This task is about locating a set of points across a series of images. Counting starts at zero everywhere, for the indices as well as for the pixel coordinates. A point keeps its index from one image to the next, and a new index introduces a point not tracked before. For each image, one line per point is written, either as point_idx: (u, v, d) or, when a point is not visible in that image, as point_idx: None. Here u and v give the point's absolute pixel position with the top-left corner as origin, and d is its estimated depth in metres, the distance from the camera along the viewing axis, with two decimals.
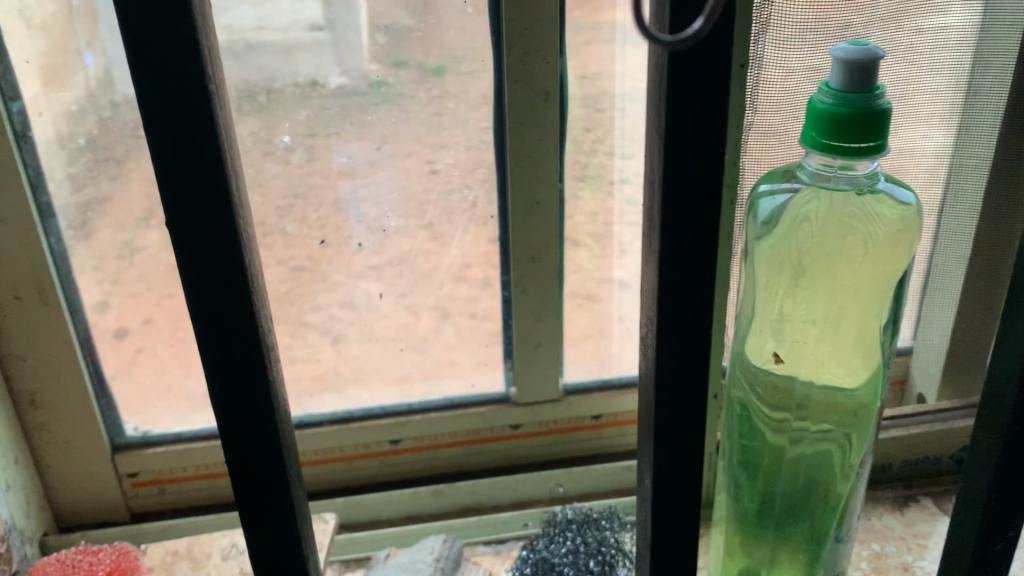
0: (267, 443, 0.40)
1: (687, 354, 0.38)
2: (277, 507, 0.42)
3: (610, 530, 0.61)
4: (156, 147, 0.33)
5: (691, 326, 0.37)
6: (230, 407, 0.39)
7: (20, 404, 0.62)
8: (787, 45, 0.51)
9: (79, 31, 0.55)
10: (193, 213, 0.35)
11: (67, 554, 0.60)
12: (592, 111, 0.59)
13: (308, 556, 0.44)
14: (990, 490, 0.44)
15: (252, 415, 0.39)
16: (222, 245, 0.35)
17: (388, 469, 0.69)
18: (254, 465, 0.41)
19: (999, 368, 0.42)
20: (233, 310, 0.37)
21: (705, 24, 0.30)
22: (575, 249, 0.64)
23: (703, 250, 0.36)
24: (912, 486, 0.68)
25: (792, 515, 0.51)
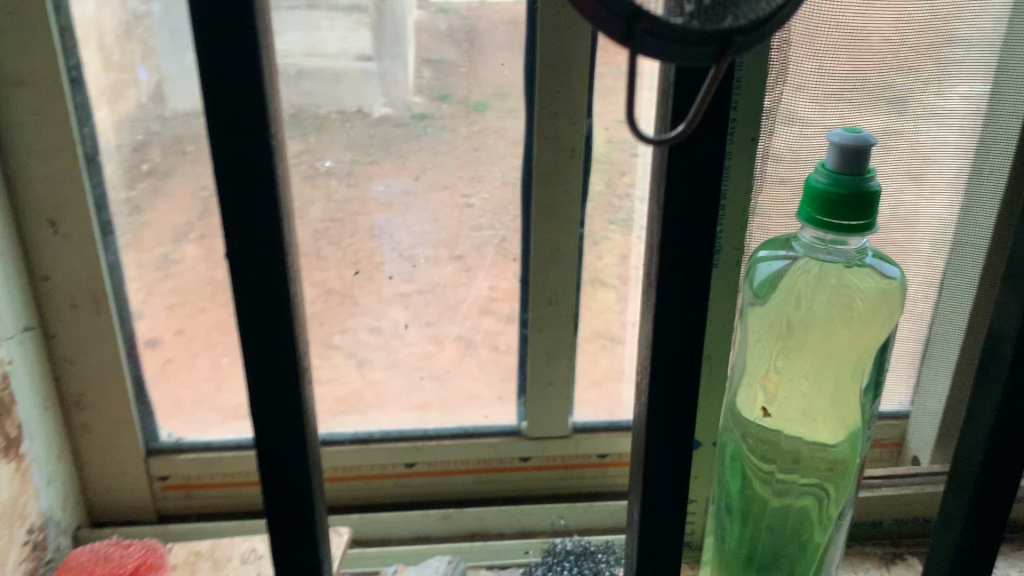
0: (296, 446, 0.44)
1: (675, 400, 0.42)
2: (299, 507, 0.46)
3: (606, 563, 0.64)
4: (224, 183, 0.38)
5: (681, 380, 0.41)
6: (265, 410, 0.43)
7: (65, 403, 0.67)
8: (802, 107, 0.55)
9: (135, 51, 0.60)
10: (248, 243, 0.39)
11: (99, 545, 0.65)
12: (629, 155, 0.63)
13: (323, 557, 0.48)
14: (957, 546, 0.48)
15: (284, 418, 0.44)
16: (272, 278, 0.40)
17: (401, 491, 0.73)
18: (281, 469, 0.45)
19: (967, 434, 0.47)
20: (276, 327, 0.41)
21: (685, 129, 0.33)
22: (603, 290, 0.68)
23: (695, 311, 0.40)
24: (900, 544, 0.71)
25: (774, 561, 0.54)
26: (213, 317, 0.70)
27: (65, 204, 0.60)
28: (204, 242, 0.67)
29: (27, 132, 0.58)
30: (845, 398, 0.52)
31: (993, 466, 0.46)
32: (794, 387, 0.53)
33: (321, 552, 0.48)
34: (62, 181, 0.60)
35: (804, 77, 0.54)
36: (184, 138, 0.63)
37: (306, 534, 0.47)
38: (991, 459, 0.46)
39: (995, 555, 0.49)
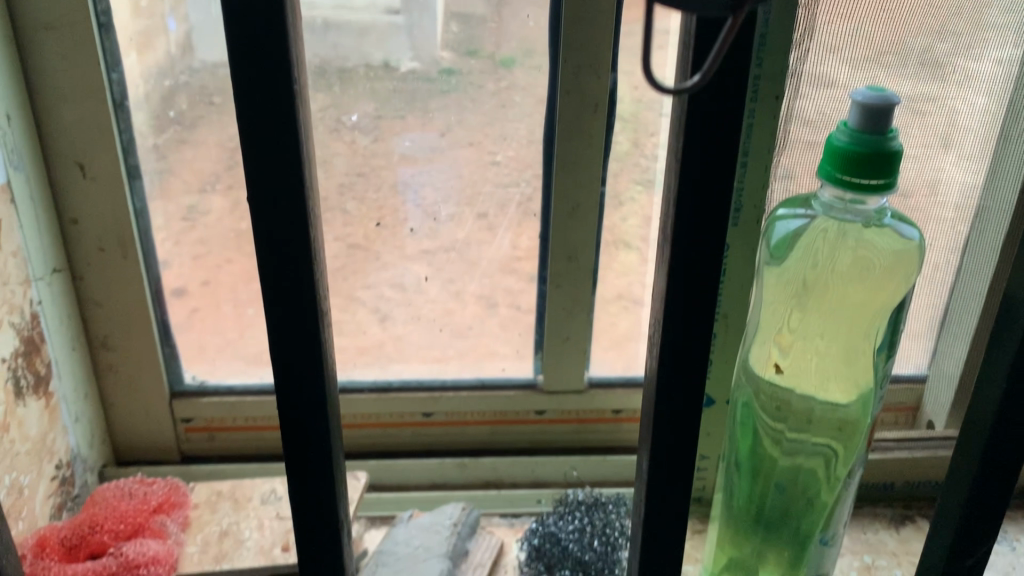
0: (315, 383, 0.45)
1: (686, 354, 0.42)
2: (316, 444, 0.47)
3: (616, 514, 0.65)
4: (247, 128, 0.38)
5: (694, 337, 0.42)
6: (285, 348, 0.44)
7: (93, 344, 0.69)
8: (832, 71, 0.55)
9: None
10: (270, 188, 0.40)
11: (125, 483, 0.66)
12: (656, 116, 0.63)
13: (339, 495, 0.49)
14: (961, 508, 0.49)
15: (304, 356, 0.44)
16: (294, 229, 0.40)
17: (419, 440, 0.74)
18: (300, 405, 0.46)
19: (978, 401, 0.47)
20: (297, 271, 0.42)
21: (701, 79, 0.33)
22: (626, 251, 0.68)
23: (709, 270, 0.40)
24: (910, 506, 0.72)
25: (782, 518, 0.56)
26: (239, 268, 0.71)
27: (93, 149, 0.61)
28: (230, 193, 0.68)
29: (57, 75, 0.59)
30: (859, 361, 0.52)
31: (1001, 433, 0.47)
32: (807, 349, 0.52)
33: (337, 491, 0.49)
34: (91, 126, 0.61)
35: (833, 37, 0.54)
36: (216, 87, 0.63)
37: (323, 471, 0.48)
38: (1000, 423, 0.46)
39: (1000, 518, 0.49)
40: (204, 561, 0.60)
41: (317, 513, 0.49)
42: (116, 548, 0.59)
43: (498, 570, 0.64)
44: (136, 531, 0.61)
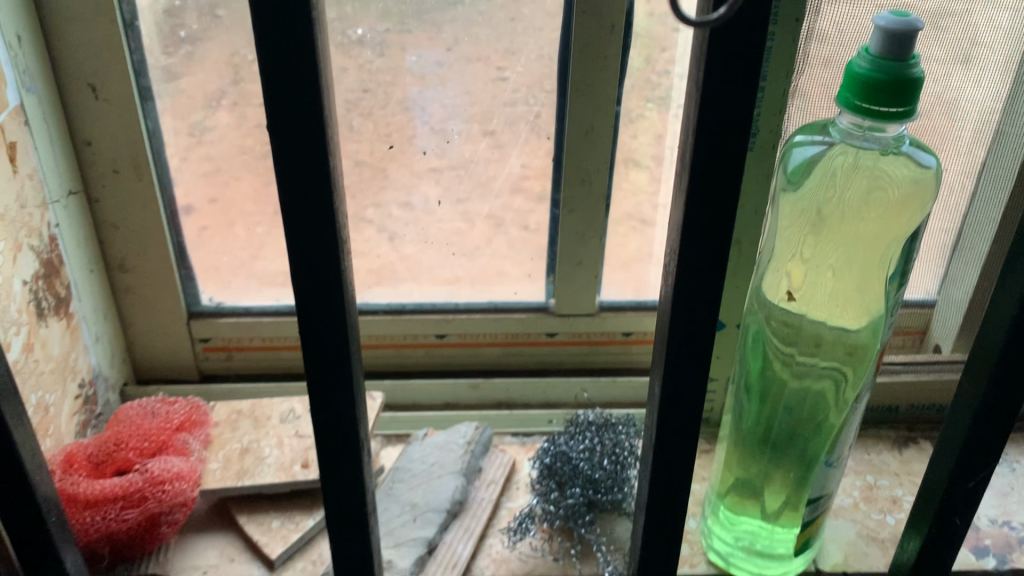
0: (334, 314, 0.44)
1: (700, 283, 0.43)
2: (336, 373, 0.46)
3: (626, 434, 0.64)
4: (267, 66, 0.36)
5: (710, 265, 0.42)
6: (303, 279, 0.42)
7: (110, 265, 0.69)
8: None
9: None
10: (291, 129, 0.38)
11: (146, 402, 0.65)
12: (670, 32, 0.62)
13: (361, 422, 0.48)
14: (967, 432, 0.51)
15: (322, 287, 0.43)
16: (316, 164, 0.39)
17: (432, 361, 0.75)
18: (320, 336, 0.44)
19: (989, 327, 0.48)
20: (316, 206, 0.40)
21: (726, 13, 0.34)
22: (636, 169, 0.68)
23: (726, 199, 0.40)
24: (913, 429, 0.73)
25: (789, 439, 0.57)
26: (247, 186, 0.71)
27: (104, 69, 0.61)
28: (237, 109, 0.67)
29: None
30: (871, 290, 0.52)
31: (1009, 360, 0.47)
32: (819, 276, 0.53)
33: (359, 418, 0.49)
34: (101, 46, 0.60)
35: None
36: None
37: (344, 399, 0.47)
38: (1008, 348, 0.47)
39: (1005, 441, 0.51)
40: (228, 478, 0.62)
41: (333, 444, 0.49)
42: (143, 464, 0.59)
43: (510, 487, 0.65)
44: (161, 449, 0.61)
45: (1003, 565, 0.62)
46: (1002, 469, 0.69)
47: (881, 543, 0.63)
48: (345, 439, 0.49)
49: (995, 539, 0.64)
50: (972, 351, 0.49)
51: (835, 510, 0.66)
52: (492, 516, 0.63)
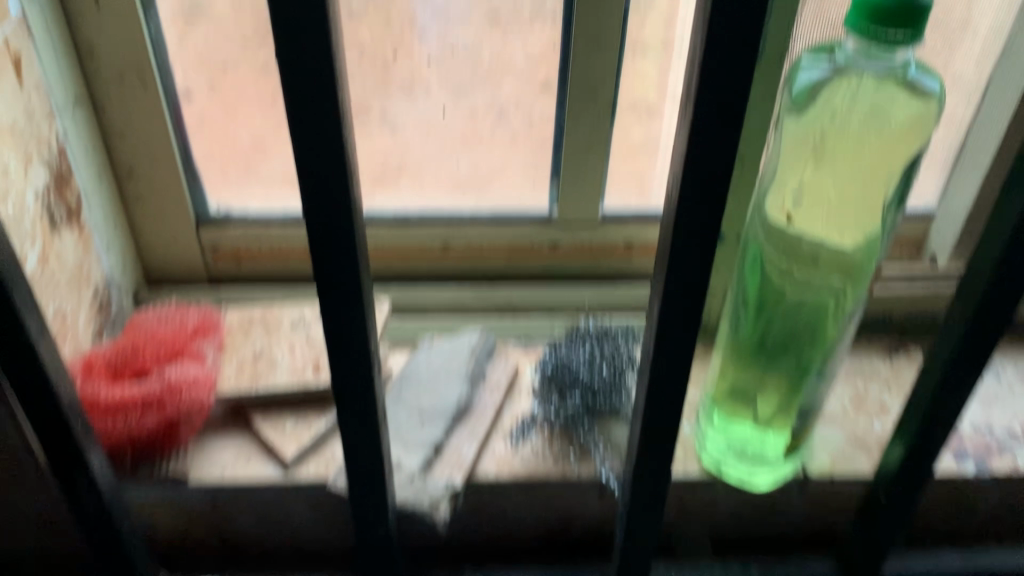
0: (348, 252, 0.44)
1: (700, 212, 0.44)
2: (350, 306, 0.47)
3: (624, 342, 0.67)
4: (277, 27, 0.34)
5: (708, 194, 0.43)
6: (317, 222, 0.42)
7: (118, 173, 0.70)
8: None
9: None
10: (305, 88, 0.37)
11: (160, 309, 0.66)
12: None
13: (373, 348, 0.50)
14: (956, 346, 0.53)
15: (336, 229, 0.43)
16: None
17: (437, 270, 0.77)
18: (335, 273, 0.45)
19: (984, 250, 0.49)
20: (329, 157, 0.39)
21: None
22: (643, 57, 0.67)
23: (728, 133, 0.40)
24: (905, 335, 0.75)
25: (783, 354, 0.59)
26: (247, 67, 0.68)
27: None
28: None
29: None
30: (870, 210, 0.54)
31: (1001, 281, 0.49)
32: (821, 197, 0.54)
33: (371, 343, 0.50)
34: None
35: None
36: None
37: (358, 329, 0.48)
38: (1001, 270, 0.49)
39: (990, 354, 0.53)
40: (243, 383, 0.64)
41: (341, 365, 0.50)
42: (159, 370, 0.61)
43: (514, 392, 0.68)
44: (177, 352, 0.63)
45: (982, 471, 0.65)
46: (988, 380, 0.72)
47: (867, 446, 0.67)
48: (356, 361, 0.50)
49: (976, 445, 0.67)
50: (965, 271, 0.51)
51: (826, 417, 0.69)
52: (495, 422, 0.65)
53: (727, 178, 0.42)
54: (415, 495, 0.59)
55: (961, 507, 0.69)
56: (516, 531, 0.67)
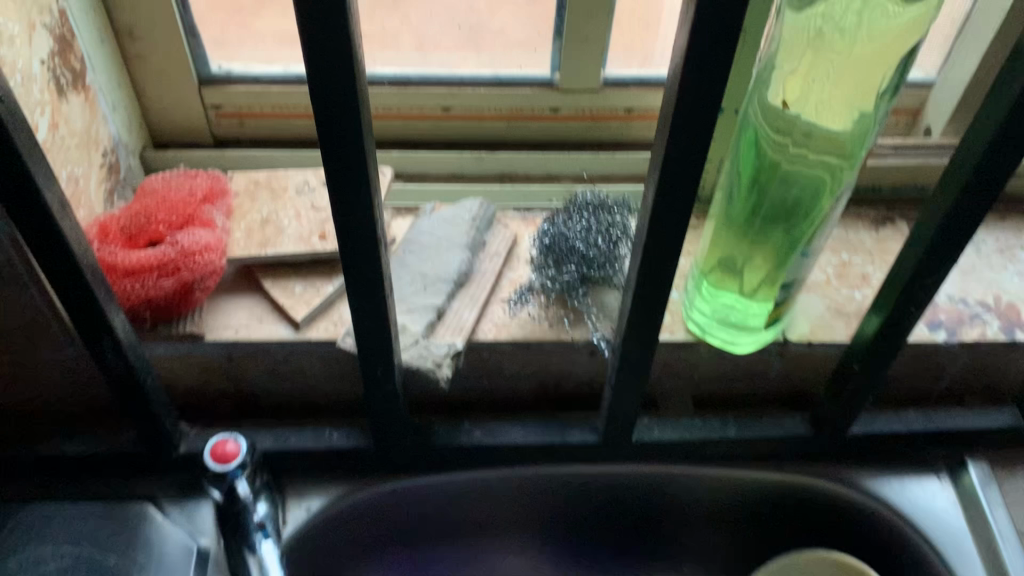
0: (355, 144, 0.45)
1: (696, 122, 0.44)
2: (356, 194, 0.48)
3: (619, 213, 0.69)
4: None
5: (707, 102, 0.43)
6: (325, 116, 0.43)
7: (118, 33, 0.69)
8: None
9: None
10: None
11: (170, 175, 0.68)
12: None
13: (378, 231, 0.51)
14: (941, 223, 0.55)
15: (344, 123, 0.43)
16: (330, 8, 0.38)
17: (438, 132, 0.78)
18: (342, 162, 0.46)
19: (977, 130, 0.51)
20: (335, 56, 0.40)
21: None
22: None
23: (730, 46, 0.40)
24: (892, 207, 0.77)
25: (772, 230, 0.62)
26: None
27: None
28: None
29: None
30: (866, 98, 0.55)
31: (991, 161, 0.51)
32: (818, 83, 0.55)
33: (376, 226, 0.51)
34: None
35: None
36: None
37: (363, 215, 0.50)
38: (992, 154, 0.51)
39: (975, 229, 0.56)
40: (251, 248, 0.66)
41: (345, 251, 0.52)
42: (172, 237, 0.63)
43: (511, 260, 0.71)
44: (189, 219, 0.65)
45: (952, 339, 0.69)
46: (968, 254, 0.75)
47: (846, 316, 0.70)
48: (360, 242, 0.52)
49: (949, 314, 0.71)
50: (956, 151, 0.53)
51: (809, 286, 0.72)
52: (494, 286, 0.69)
53: (724, 89, 0.42)
54: (420, 356, 0.63)
55: (930, 372, 0.73)
56: (511, 387, 0.72)
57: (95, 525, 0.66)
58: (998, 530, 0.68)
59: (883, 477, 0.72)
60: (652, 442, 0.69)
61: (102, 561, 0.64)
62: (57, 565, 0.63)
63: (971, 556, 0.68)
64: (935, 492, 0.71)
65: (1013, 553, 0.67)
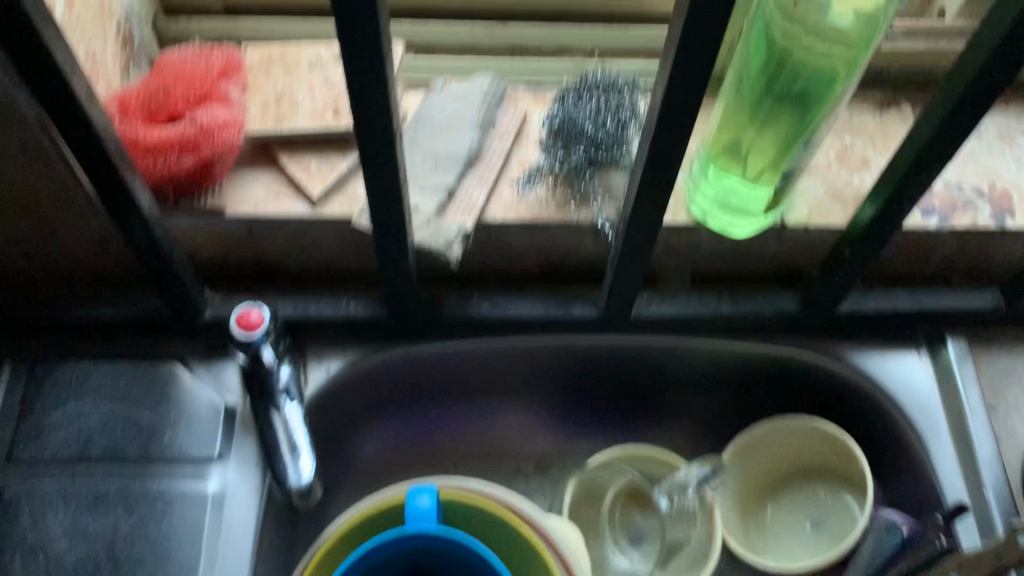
0: (371, 35, 0.46)
1: (708, 22, 0.45)
2: (373, 82, 0.49)
3: (628, 95, 0.70)
4: None
5: (720, 6, 0.44)
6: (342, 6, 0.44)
7: None
8: None
9: None
10: None
11: (185, 51, 0.69)
12: None
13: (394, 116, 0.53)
14: (951, 107, 0.56)
15: (361, 14, 0.44)
16: None
17: (450, 2, 0.77)
18: (359, 51, 0.47)
19: (994, 17, 0.51)
20: None
21: None
22: None
23: None
24: (899, 91, 0.78)
25: (778, 116, 0.63)
26: None
27: None
28: None
29: None
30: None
31: (1005, 48, 0.52)
32: None
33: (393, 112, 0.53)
34: None
35: None
36: None
37: (380, 100, 0.51)
38: (1007, 41, 0.51)
39: (982, 113, 0.57)
40: (268, 123, 0.68)
41: (365, 135, 0.54)
42: (190, 114, 0.65)
43: (521, 138, 0.73)
44: (206, 93, 0.66)
45: (942, 225, 0.72)
46: (972, 138, 0.76)
47: (844, 200, 0.72)
48: (377, 129, 0.54)
49: (943, 201, 0.73)
50: (972, 37, 0.53)
51: (811, 169, 0.74)
52: (504, 165, 0.71)
53: None
54: (432, 237, 0.66)
55: (920, 254, 0.76)
56: (518, 261, 0.75)
57: (128, 383, 0.71)
58: (967, 404, 0.73)
59: (865, 352, 0.77)
60: (649, 317, 0.74)
61: (137, 417, 0.70)
62: (97, 419, 0.70)
63: (940, 426, 0.73)
64: (913, 366, 0.76)
65: (979, 425, 0.72)
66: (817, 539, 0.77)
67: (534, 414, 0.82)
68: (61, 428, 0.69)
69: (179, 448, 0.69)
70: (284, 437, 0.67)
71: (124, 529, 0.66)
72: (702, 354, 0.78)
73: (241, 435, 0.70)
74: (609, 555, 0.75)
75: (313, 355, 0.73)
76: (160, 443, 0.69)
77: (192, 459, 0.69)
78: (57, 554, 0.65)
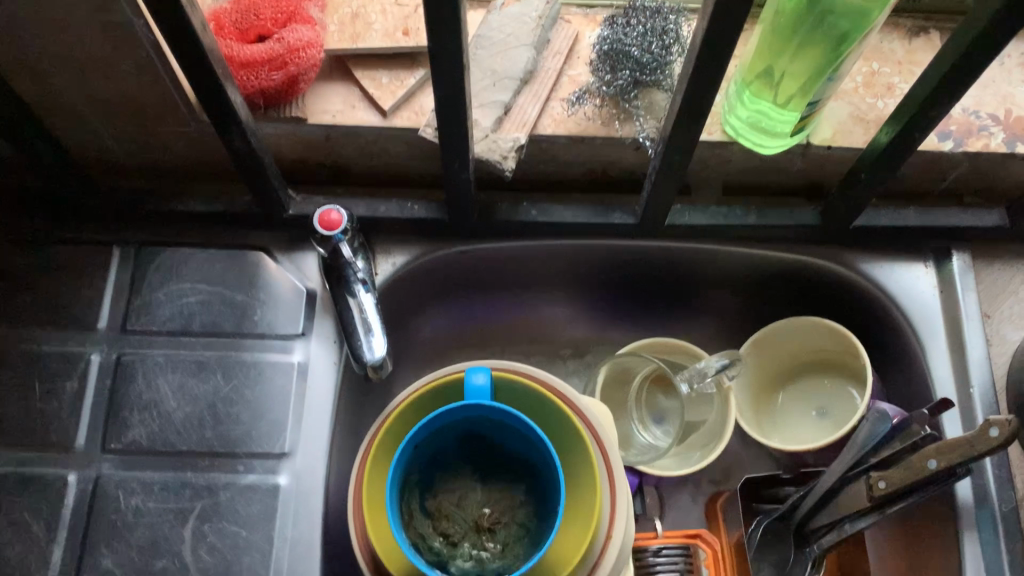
0: None
1: None
2: (449, 22, 0.57)
3: (673, 20, 0.75)
4: None
5: None
6: None
7: None
8: None
9: None
10: None
11: None
12: None
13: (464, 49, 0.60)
14: (960, 55, 0.62)
15: None
16: None
17: None
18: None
19: None
20: None
21: None
22: None
23: None
24: (931, 19, 0.83)
25: (808, 50, 0.70)
26: None
27: None
28: None
29: None
30: None
31: (1010, 10, 0.57)
32: None
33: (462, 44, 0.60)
34: None
35: None
36: None
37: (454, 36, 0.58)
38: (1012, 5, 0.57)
39: (989, 61, 0.63)
40: (343, 41, 0.76)
41: (437, 65, 0.61)
42: (278, 33, 0.72)
43: (572, 57, 0.80)
44: (292, 14, 0.73)
45: (957, 149, 0.78)
46: (993, 69, 0.81)
47: (865, 124, 0.79)
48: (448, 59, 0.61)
49: (959, 126, 0.79)
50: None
51: (839, 93, 0.80)
52: (555, 83, 0.78)
53: None
54: (489, 150, 0.75)
55: (934, 175, 0.83)
56: (564, 170, 0.83)
57: (222, 268, 0.82)
58: (964, 309, 0.81)
59: (876, 262, 0.84)
60: (682, 225, 0.82)
61: (231, 297, 0.81)
62: (196, 299, 0.80)
63: (937, 328, 0.82)
64: (919, 276, 0.84)
65: (972, 329, 0.81)
66: (823, 423, 0.87)
67: (572, 306, 0.92)
68: (166, 305, 0.80)
69: (267, 326, 0.80)
70: (359, 318, 0.76)
71: (224, 392, 0.78)
72: (728, 260, 0.86)
73: (320, 316, 0.81)
74: (635, 431, 0.86)
75: (382, 249, 0.82)
76: (251, 321, 0.80)
77: (279, 335, 0.80)
78: (167, 411, 0.77)
